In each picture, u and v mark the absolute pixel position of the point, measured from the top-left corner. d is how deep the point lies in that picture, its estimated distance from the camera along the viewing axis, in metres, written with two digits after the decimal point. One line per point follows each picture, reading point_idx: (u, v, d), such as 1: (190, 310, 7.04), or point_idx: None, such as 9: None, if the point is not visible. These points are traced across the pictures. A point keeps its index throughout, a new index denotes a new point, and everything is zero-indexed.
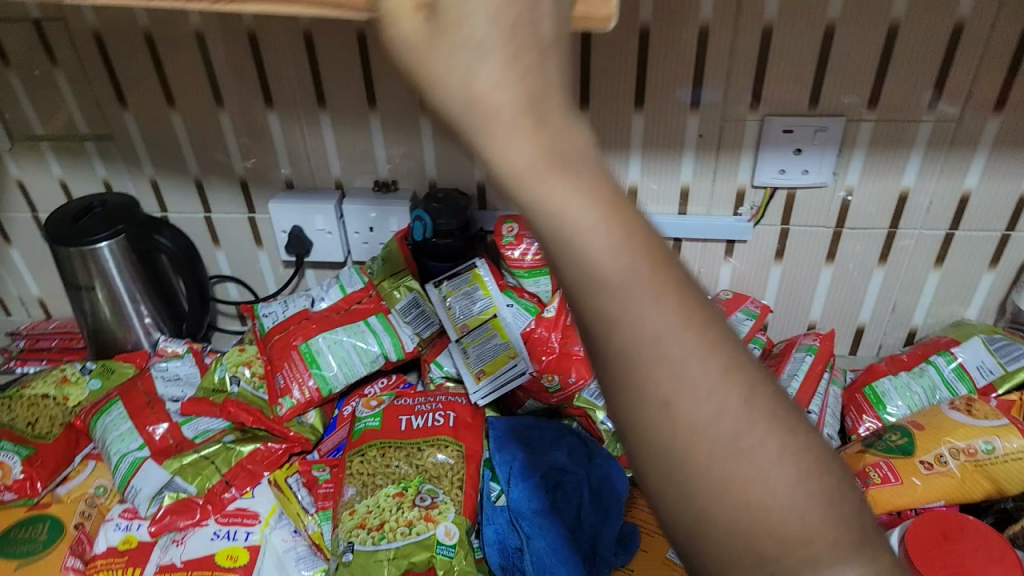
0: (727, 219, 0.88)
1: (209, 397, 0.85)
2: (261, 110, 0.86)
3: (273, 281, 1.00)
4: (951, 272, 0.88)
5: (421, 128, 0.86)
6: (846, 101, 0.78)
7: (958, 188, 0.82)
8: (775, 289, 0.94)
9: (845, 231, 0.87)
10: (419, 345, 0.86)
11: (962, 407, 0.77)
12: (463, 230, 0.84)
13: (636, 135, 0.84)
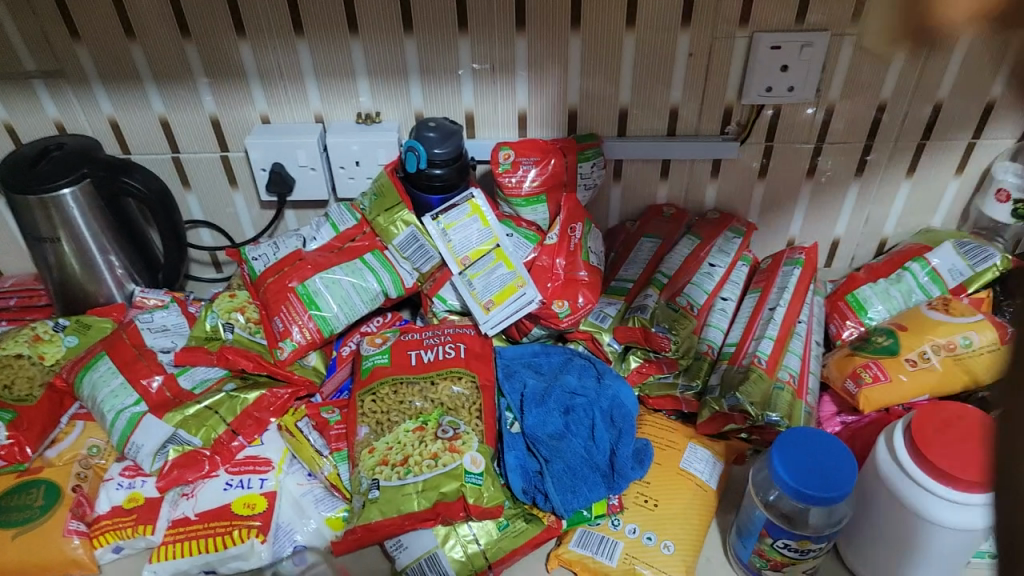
0: (714, 138, 0.89)
1: (204, 345, 0.82)
2: (233, 39, 0.81)
3: (250, 226, 0.96)
4: (921, 182, 0.93)
5: (407, 55, 0.83)
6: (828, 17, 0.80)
7: (931, 101, 0.86)
8: (758, 207, 0.96)
9: (825, 147, 0.90)
10: (419, 281, 0.85)
11: (941, 306, 0.83)
12: (456, 160, 0.82)
13: (627, 55, 0.83)
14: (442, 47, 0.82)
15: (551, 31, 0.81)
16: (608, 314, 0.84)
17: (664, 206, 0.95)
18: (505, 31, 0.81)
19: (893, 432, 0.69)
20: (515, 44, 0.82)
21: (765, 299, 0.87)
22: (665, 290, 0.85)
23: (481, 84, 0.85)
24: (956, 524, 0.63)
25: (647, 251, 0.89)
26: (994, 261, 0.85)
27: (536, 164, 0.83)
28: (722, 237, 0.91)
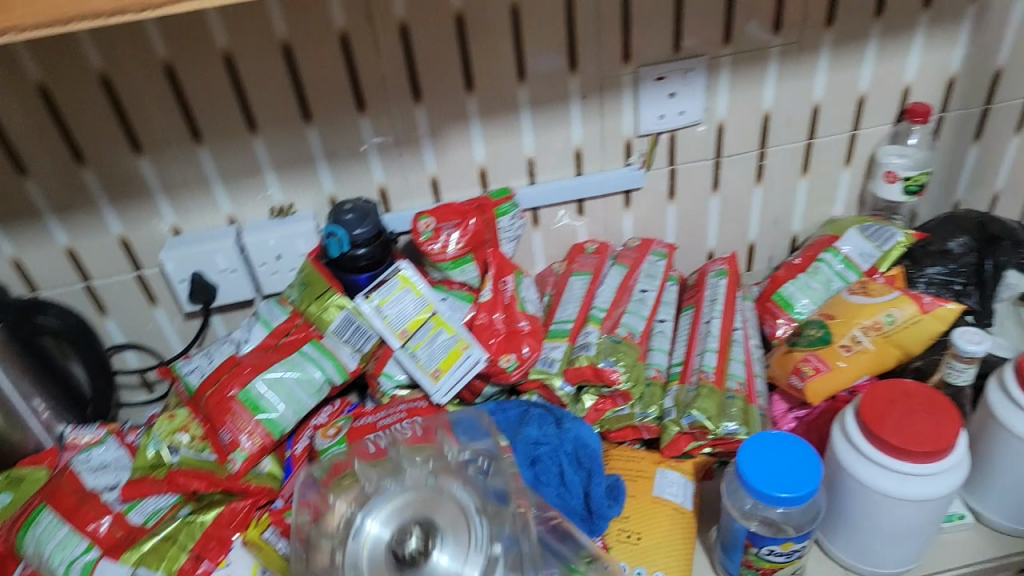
0: (621, 170, 0.93)
1: (149, 474, 0.78)
2: (130, 157, 0.80)
3: (177, 339, 0.94)
4: (816, 178, 0.99)
5: (310, 143, 0.83)
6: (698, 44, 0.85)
7: (810, 102, 0.92)
8: (674, 227, 1.00)
9: (724, 160, 0.95)
10: (362, 362, 0.84)
11: (860, 290, 0.87)
12: (378, 237, 0.84)
13: (524, 106, 0.86)
14: (343, 130, 0.83)
15: (448, 97, 0.83)
16: (555, 357, 0.84)
17: (586, 243, 0.98)
18: (403, 104, 0.83)
19: (844, 418, 0.71)
20: (415, 115, 0.84)
21: (700, 314, 0.91)
22: (604, 324, 0.86)
23: (389, 159, 0.86)
24: (917, 494, 0.66)
25: (578, 288, 0.91)
26: (898, 238, 0.91)
27: (458, 226, 0.84)
28: (646, 262, 0.94)
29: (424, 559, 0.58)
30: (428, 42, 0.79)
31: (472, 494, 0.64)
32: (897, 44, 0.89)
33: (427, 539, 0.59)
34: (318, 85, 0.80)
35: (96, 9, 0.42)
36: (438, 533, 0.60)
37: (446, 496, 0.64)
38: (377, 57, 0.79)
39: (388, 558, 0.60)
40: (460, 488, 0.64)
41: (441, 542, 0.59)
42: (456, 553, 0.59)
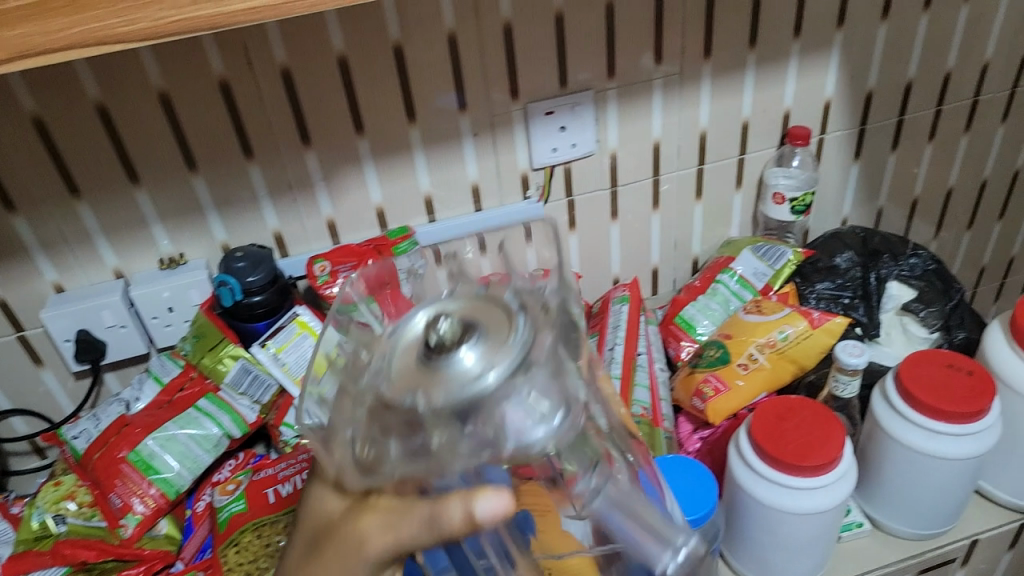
0: (520, 205, 0.94)
1: (34, 547, 0.74)
2: (4, 215, 0.77)
3: (68, 399, 0.90)
4: (710, 201, 1.02)
5: (198, 192, 0.82)
6: (585, 78, 0.87)
7: (697, 129, 0.95)
8: (577, 256, 1.01)
9: (620, 189, 0.97)
10: (262, 413, 0.82)
11: (754, 309, 0.90)
12: (273, 282, 0.81)
13: (416, 145, 0.86)
14: (231, 177, 0.82)
15: (338, 140, 0.83)
16: None
17: None
18: (292, 149, 0.82)
19: (738, 439, 0.73)
20: (305, 160, 0.83)
21: (604, 341, 0.91)
22: None
23: (282, 205, 0.85)
24: (812, 508, 0.68)
25: None
26: (788, 256, 0.94)
27: (355, 268, 0.83)
28: None
29: (449, 353, 0.41)
30: (312, 87, 0.79)
31: (530, 298, 0.47)
32: (772, 67, 0.93)
33: (460, 330, 0.42)
34: (201, 134, 0.78)
35: None
36: (478, 329, 0.42)
37: (495, 304, 0.46)
38: (261, 104, 0.78)
39: (419, 347, 0.44)
40: (513, 294, 0.47)
41: (479, 335, 0.42)
42: (493, 349, 0.41)
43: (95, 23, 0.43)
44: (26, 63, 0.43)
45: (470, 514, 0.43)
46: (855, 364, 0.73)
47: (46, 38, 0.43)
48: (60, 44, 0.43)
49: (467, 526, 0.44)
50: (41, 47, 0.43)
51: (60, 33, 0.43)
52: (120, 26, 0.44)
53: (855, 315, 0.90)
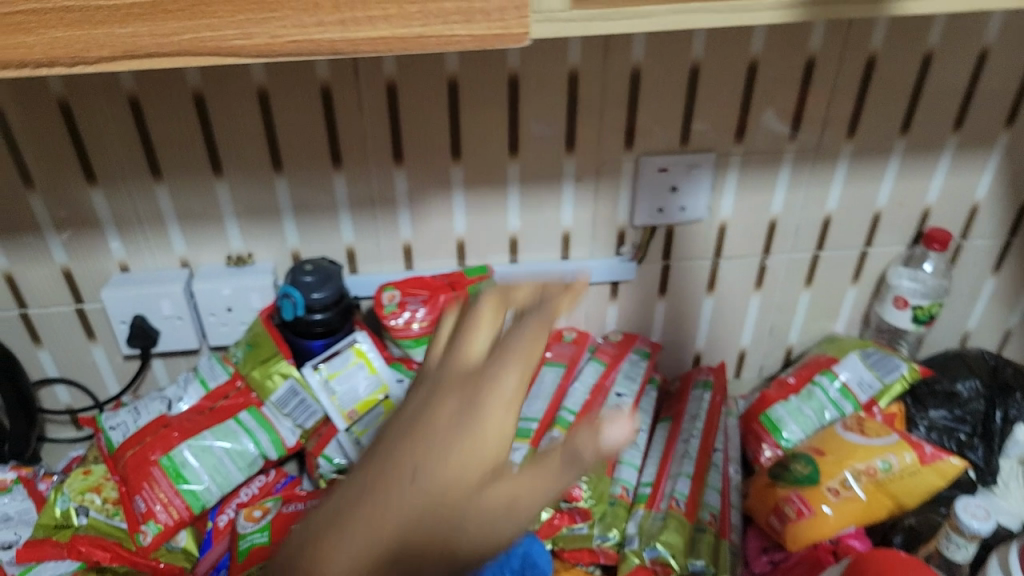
0: (610, 260, 0.86)
1: (51, 536, 0.67)
2: (83, 187, 0.74)
3: (114, 379, 0.87)
4: (819, 291, 0.93)
5: (278, 193, 0.77)
6: (698, 129, 0.78)
7: (822, 212, 0.85)
8: (662, 326, 0.94)
9: (723, 261, 0.88)
10: (301, 439, 0.76)
11: (856, 427, 0.81)
12: (338, 302, 0.76)
13: (513, 181, 0.80)
14: (316, 184, 0.77)
15: (430, 161, 0.77)
16: (514, 462, 0.76)
17: (564, 329, 0.92)
18: (382, 165, 0.77)
19: None
20: (394, 178, 0.78)
21: (678, 430, 0.84)
22: (572, 429, 0.80)
23: (361, 220, 0.80)
24: None
25: (550, 381, 0.84)
26: (902, 371, 0.85)
27: (424, 302, 0.77)
28: (628, 360, 0.89)
29: None
30: (415, 104, 0.73)
31: None
32: (923, 159, 0.83)
33: None
34: (293, 136, 0.74)
35: (4, 60, 0.34)
36: None
37: None
38: (359, 115, 0.73)
39: None
40: None
41: None
42: None
43: (203, 28, 0.35)
44: (132, 64, 0.35)
45: (596, 441, 0.39)
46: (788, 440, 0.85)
47: (155, 41, 0.35)
48: (169, 49, 0.35)
49: (596, 459, 0.40)
50: (146, 49, 0.35)
51: (175, 38, 0.35)
52: (236, 40, 0.35)
53: (969, 456, 0.82)
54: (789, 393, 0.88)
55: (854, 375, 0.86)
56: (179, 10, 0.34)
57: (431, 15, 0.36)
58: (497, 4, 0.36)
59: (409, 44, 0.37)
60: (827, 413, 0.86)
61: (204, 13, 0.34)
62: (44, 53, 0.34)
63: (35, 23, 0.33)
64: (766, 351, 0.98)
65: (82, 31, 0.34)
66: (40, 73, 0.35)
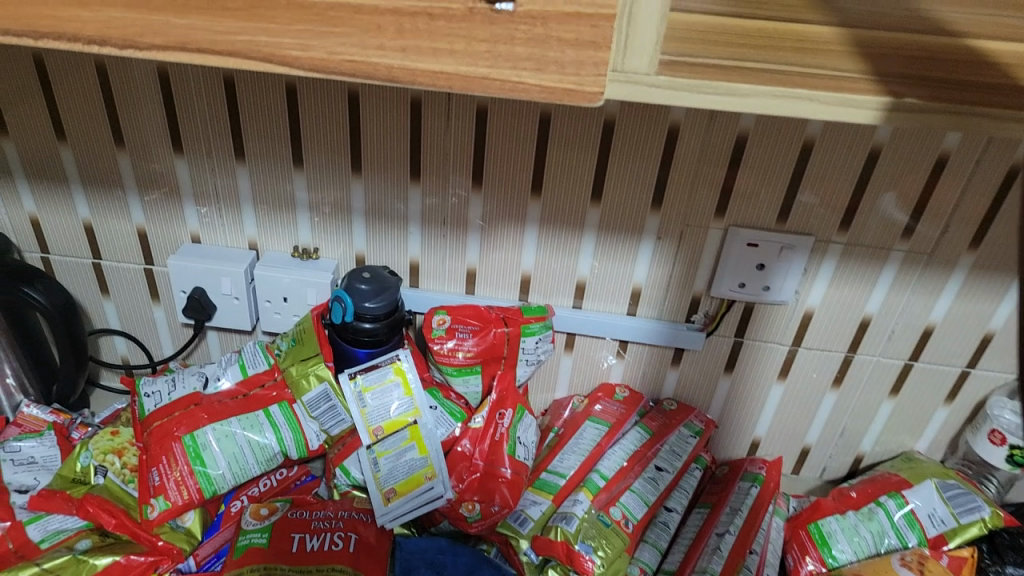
0: (678, 325, 0.81)
1: (66, 490, 0.69)
2: (168, 155, 0.75)
3: (169, 342, 0.89)
4: (905, 402, 0.84)
5: (353, 195, 0.76)
6: (804, 201, 0.71)
7: (924, 320, 0.77)
8: (721, 404, 0.87)
9: (802, 350, 0.81)
10: (325, 444, 0.75)
11: (915, 567, 0.72)
12: (390, 315, 0.73)
13: (590, 227, 0.76)
14: (391, 193, 0.76)
15: (509, 192, 0.74)
16: (530, 516, 0.72)
17: (617, 386, 0.87)
18: (460, 186, 0.75)
19: None
20: (469, 201, 0.76)
21: (714, 521, 0.77)
22: (599, 495, 0.74)
23: (430, 235, 0.79)
24: None
25: (588, 438, 0.81)
26: (982, 514, 0.76)
27: (474, 332, 0.74)
28: (675, 433, 0.83)
29: None
30: (503, 133, 0.70)
31: None
32: None
33: None
34: (376, 142, 0.73)
35: (60, 31, 0.34)
36: None
37: None
38: (445, 134, 0.71)
39: None
40: None
41: None
42: None
43: (260, 33, 0.34)
44: (181, 58, 0.35)
45: None
46: (841, 558, 0.77)
47: (210, 37, 0.34)
48: (221, 47, 0.34)
49: None
50: (198, 44, 0.34)
51: (229, 36, 0.34)
52: (291, 49, 0.34)
53: None
54: (847, 507, 0.80)
55: (925, 506, 0.78)
56: (237, 10, 0.33)
57: (501, 58, 0.33)
58: (574, 58, 0.33)
59: (471, 84, 0.34)
60: (886, 540, 0.77)
61: (263, 17, 0.34)
62: (99, 30, 0.34)
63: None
64: (833, 453, 0.90)
65: (141, 14, 0.34)
66: (90, 50, 0.35)
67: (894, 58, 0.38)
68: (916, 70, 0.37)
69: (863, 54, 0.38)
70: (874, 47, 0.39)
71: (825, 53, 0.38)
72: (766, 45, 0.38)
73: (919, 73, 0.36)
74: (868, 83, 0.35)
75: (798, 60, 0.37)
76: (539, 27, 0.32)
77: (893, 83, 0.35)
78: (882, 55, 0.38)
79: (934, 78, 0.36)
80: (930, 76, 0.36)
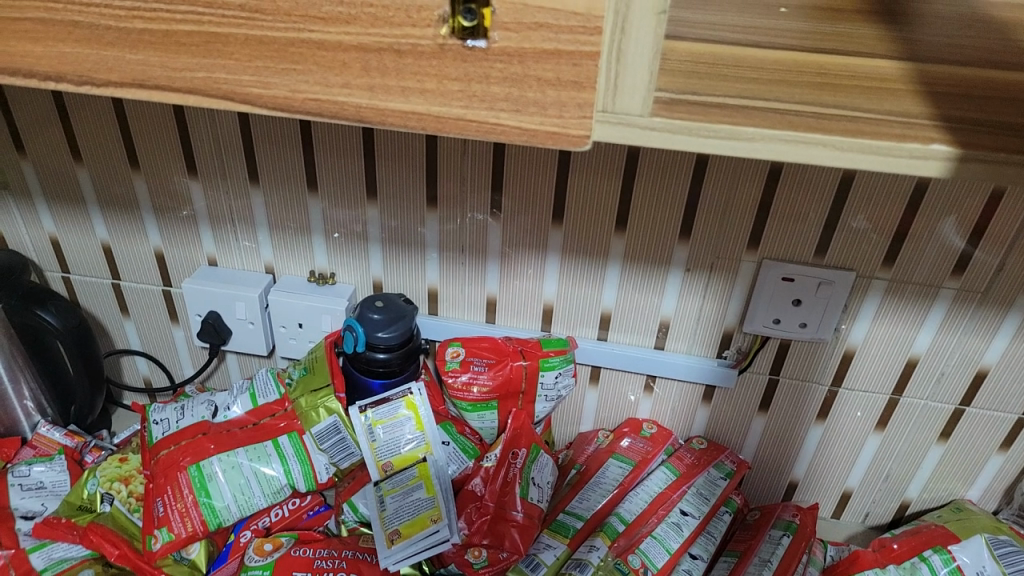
0: (708, 361, 0.76)
1: (71, 518, 0.68)
2: (183, 178, 0.74)
3: (188, 363, 0.88)
4: (956, 449, 0.77)
5: (368, 221, 0.74)
6: (856, 227, 0.65)
7: (976, 363, 0.71)
8: (756, 444, 0.82)
9: (844, 391, 0.75)
10: (335, 476, 0.72)
11: None
12: (404, 344, 0.70)
13: (613, 257, 0.72)
14: (406, 220, 0.73)
15: (528, 221, 0.71)
16: (543, 561, 0.68)
17: (644, 422, 0.82)
18: (476, 214, 0.72)
19: None
20: (486, 229, 0.73)
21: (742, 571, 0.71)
22: (617, 542, 0.70)
23: (448, 263, 0.76)
24: None
25: (613, 476, 0.77)
26: None
27: (489, 365, 0.72)
28: (704, 475, 0.78)
29: None
30: (520, 161, 0.67)
31: None
32: None
33: None
34: (391, 168, 0.70)
35: (16, 67, 0.33)
36: None
37: None
38: (460, 161, 0.69)
39: None
40: None
41: None
42: None
43: (218, 69, 0.32)
44: (139, 94, 0.33)
45: None
46: None
47: (166, 73, 0.32)
48: (179, 84, 0.32)
49: None
50: (156, 81, 0.33)
51: (186, 73, 0.32)
52: (252, 87, 0.32)
53: None
54: (887, 560, 0.73)
55: (973, 564, 0.71)
56: (193, 45, 0.32)
57: (475, 98, 0.31)
58: (554, 98, 0.30)
59: (444, 125, 0.31)
60: None
61: (219, 53, 0.32)
62: (54, 66, 0.33)
63: (47, 35, 0.32)
64: (876, 499, 0.83)
65: (94, 49, 0.32)
66: (48, 86, 0.34)
67: (940, 95, 0.34)
68: (958, 112, 0.33)
69: (909, 92, 0.35)
70: (931, 85, 0.35)
71: (852, 88, 0.34)
72: (783, 80, 0.35)
73: (959, 115, 0.33)
74: (911, 128, 0.31)
75: (820, 98, 0.33)
76: (515, 66, 0.30)
77: (939, 128, 0.32)
78: (932, 94, 0.35)
79: (976, 121, 0.32)
80: (969, 117, 0.33)
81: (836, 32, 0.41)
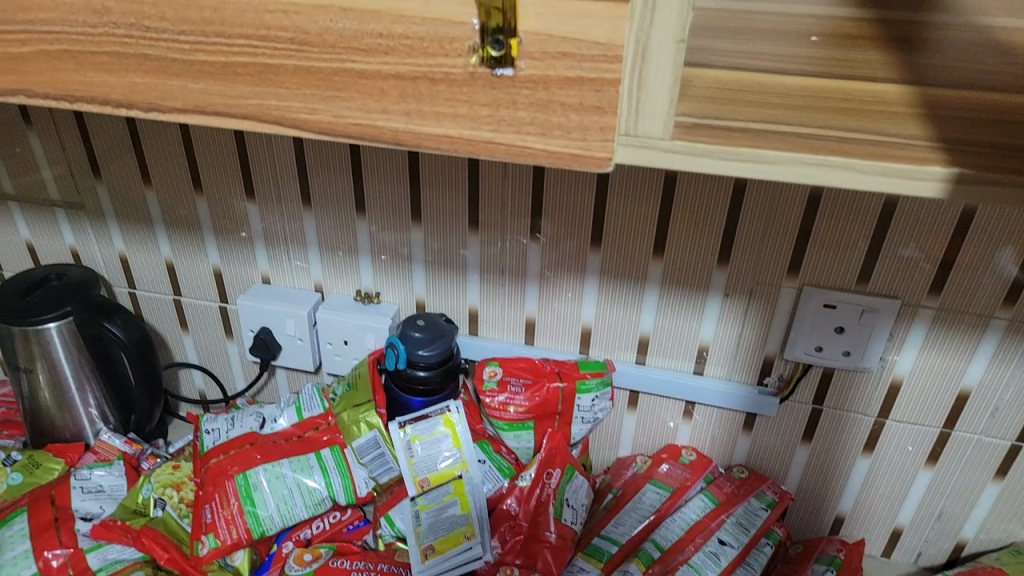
0: (748, 388, 0.75)
1: (126, 520, 0.71)
2: (240, 200, 0.78)
3: (241, 377, 0.92)
4: (1015, 487, 0.74)
5: (413, 242, 0.77)
6: (899, 255, 0.64)
7: None
8: (799, 475, 0.80)
9: (891, 423, 0.74)
10: (374, 491, 0.74)
11: None
12: (443, 363, 0.72)
13: (652, 282, 0.72)
14: (449, 242, 0.76)
15: (568, 245, 0.72)
16: None
17: (683, 448, 0.82)
18: (517, 237, 0.73)
19: None
20: (527, 252, 0.74)
21: None
22: (652, 567, 0.70)
23: (489, 284, 0.77)
24: None
25: (650, 502, 0.77)
26: None
27: (526, 386, 0.73)
28: (744, 504, 0.76)
29: None
30: (561, 186, 0.69)
31: None
32: None
33: None
34: (436, 192, 0.73)
35: (92, 96, 0.37)
36: None
37: None
38: (502, 185, 0.70)
39: None
40: None
41: None
42: None
43: (270, 96, 0.34)
44: (199, 120, 0.36)
45: None
46: None
47: (224, 101, 0.35)
48: (236, 110, 0.35)
49: None
50: (215, 107, 0.35)
51: (241, 101, 0.35)
52: (300, 112, 0.34)
53: None
54: None
55: None
56: (248, 75, 0.34)
57: (504, 122, 0.32)
58: (578, 122, 0.32)
59: (475, 148, 0.33)
60: None
61: (271, 82, 0.34)
62: (126, 95, 0.36)
63: (120, 66, 0.36)
64: (928, 538, 0.80)
65: (160, 79, 0.35)
66: (120, 113, 0.37)
67: (966, 120, 0.35)
68: (983, 136, 0.33)
69: (934, 117, 0.35)
70: (957, 110, 0.36)
71: (876, 114, 0.35)
72: (808, 106, 0.36)
73: (983, 139, 0.33)
74: (933, 152, 0.32)
75: (843, 124, 0.34)
76: (541, 92, 0.31)
77: (962, 151, 0.32)
78: (957, 119, 0.35)
79: (1000, 145, 0.33)
80: (994, 141, 0.33)
81: (865, 59, 0.42)
